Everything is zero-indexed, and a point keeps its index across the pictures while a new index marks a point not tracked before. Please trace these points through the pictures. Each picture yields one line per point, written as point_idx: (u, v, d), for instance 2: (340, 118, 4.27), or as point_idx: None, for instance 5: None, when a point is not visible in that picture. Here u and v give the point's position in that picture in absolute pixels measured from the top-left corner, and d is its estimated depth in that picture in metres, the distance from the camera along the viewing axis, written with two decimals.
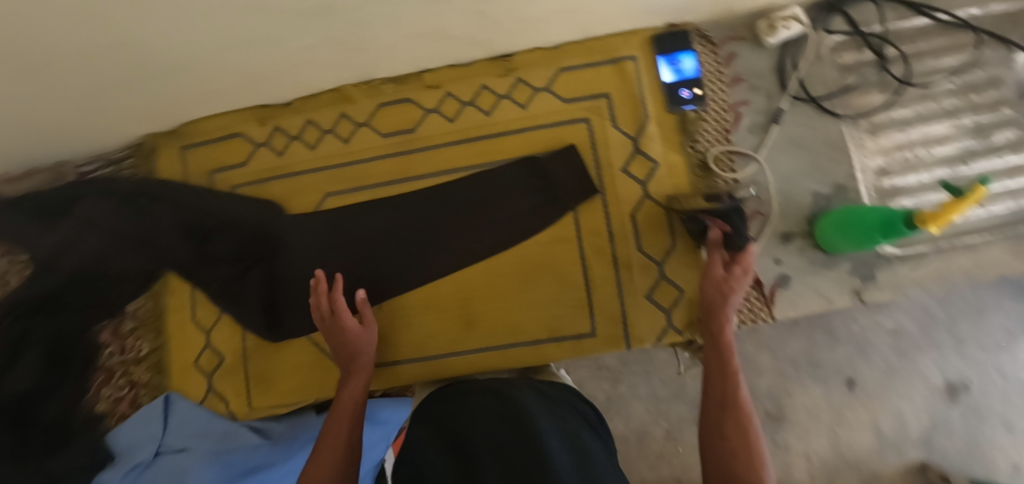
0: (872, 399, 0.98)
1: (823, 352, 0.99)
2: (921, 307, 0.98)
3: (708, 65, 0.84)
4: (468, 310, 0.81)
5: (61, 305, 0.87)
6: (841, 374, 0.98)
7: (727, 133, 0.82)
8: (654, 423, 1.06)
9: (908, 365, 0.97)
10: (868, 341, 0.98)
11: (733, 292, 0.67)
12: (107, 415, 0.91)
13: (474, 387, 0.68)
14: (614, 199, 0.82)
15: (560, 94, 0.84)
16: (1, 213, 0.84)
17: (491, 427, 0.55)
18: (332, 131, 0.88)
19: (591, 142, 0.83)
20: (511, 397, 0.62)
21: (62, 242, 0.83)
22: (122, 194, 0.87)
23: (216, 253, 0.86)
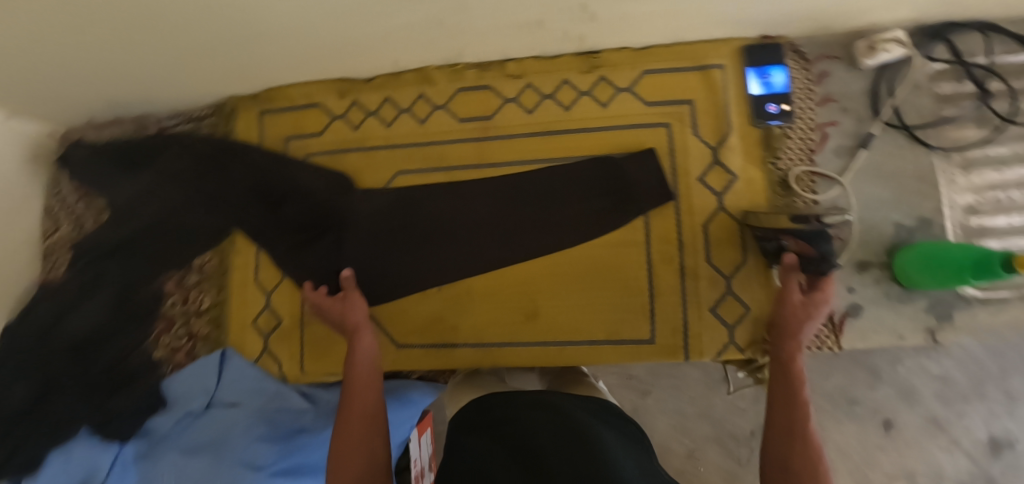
0: (907, 446, 0.94)
1: (861, 391, 0.96)
2: (973, 358, 0.94)
3: (799, 81, 0.82)
4: (529, 304, 0.82)
5: (132, 251, 0.92)
6: (878, 416, 0.96)
7: (812, 153, 0.80)
8: (677, 440, 1.05)
9: (954, 417, 0.94)
10: (911, 385, 0.95)
11: (809, 318, 0.66)
12: (164, 362, 0.94)
13: (527, 397, 0.66)
14: (688, 208, 0.80)
15: (642, 96, 0.83)
16: (97, 159, 0.93)
17: (561, 447, 0.54)
18: (409, 110, 0.89)
19: (670, 148, 0.82)
20: (574, 418, 0.60)
21: (140, 191, 0.91)
22: (205, 152, 0.91)
23: (287, 219, 0.88)
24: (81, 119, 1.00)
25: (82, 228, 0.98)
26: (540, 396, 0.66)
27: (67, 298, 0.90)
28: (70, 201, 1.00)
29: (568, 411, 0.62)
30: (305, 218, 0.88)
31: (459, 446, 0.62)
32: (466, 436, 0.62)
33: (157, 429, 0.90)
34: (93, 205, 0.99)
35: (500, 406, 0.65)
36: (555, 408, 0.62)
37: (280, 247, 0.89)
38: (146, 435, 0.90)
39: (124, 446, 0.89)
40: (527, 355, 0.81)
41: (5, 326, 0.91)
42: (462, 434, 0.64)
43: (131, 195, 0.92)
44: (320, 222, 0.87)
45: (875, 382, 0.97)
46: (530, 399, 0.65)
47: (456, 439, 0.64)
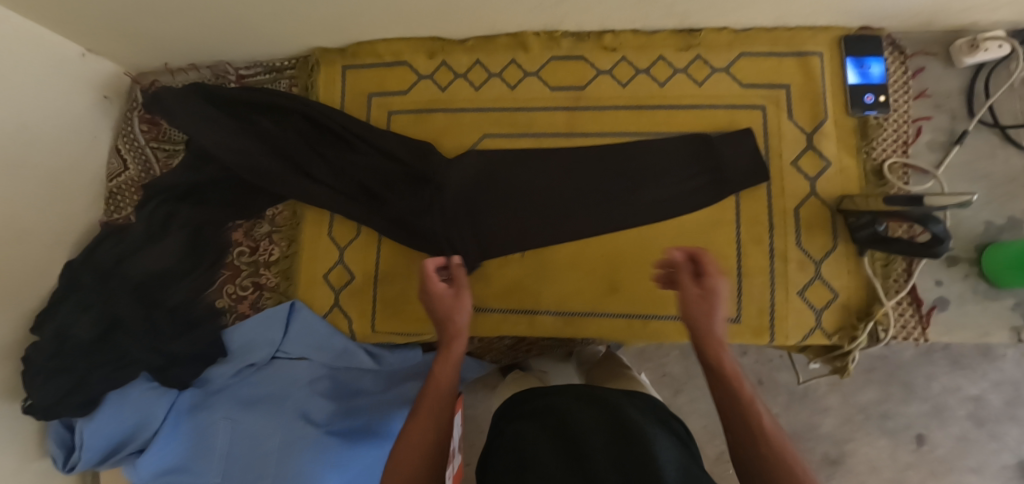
0: (937, 462, 1.14)
1: (895, 406, 1.16)
2: (1010, 384, 1.12)
3: (895, 74, 0.82)
4: (615, 276, 0.81)
5: (212, 198, 0.91)
6: (910, 430, 1.15)
7: (906, 145, 0.80)
8: (711, 441, 1.09)
9: (983, 436, 1.13)
10: (945, 404, 1.14)
11: (716, 310, 0.52)
12: (226, 311, 0.91)
13: (578, 389, 0.63)
14: (779, 191, 0.80)
15: (738, 78, 0.83)
16: (189, 100, 0.87)
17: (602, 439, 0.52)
18: (499, 75, 0.88)
19: (764, 130, 0.82)
20: (624, 415, 0.56)
21: (243, 144, 0.87)
22: (304, 116, 0.89)
23: (390, 191, 0.86)
24: (157, 63, 0.98)
25: (152, 171, 0.98)
26: (588, 389, 0.63)
27: (134, 241, 0.88)
28: (138, 142, 0.98)
29: (617, 407, 0.58)
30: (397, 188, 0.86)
31: (505, 433, 0.60)
32: (514, 422, 0.61)
33: (213, 379, 0.88)
34: (162, 149, 0.98)
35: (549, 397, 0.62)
36: (606, 404, 0.59)
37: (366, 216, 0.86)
38: (203, 384, 0.89)
39: (182, 393, 0.88)
40: (608, 326, 0.80)
41: (67, 263, 0.89)
42: (510, 421, 0.63)
43: (213, 141, 0.86)
44: (415, 196, 0.85)
45: (906, 396, 1.16)
46: (583, 394, 0.62)
47: (503, 427, 0.62)
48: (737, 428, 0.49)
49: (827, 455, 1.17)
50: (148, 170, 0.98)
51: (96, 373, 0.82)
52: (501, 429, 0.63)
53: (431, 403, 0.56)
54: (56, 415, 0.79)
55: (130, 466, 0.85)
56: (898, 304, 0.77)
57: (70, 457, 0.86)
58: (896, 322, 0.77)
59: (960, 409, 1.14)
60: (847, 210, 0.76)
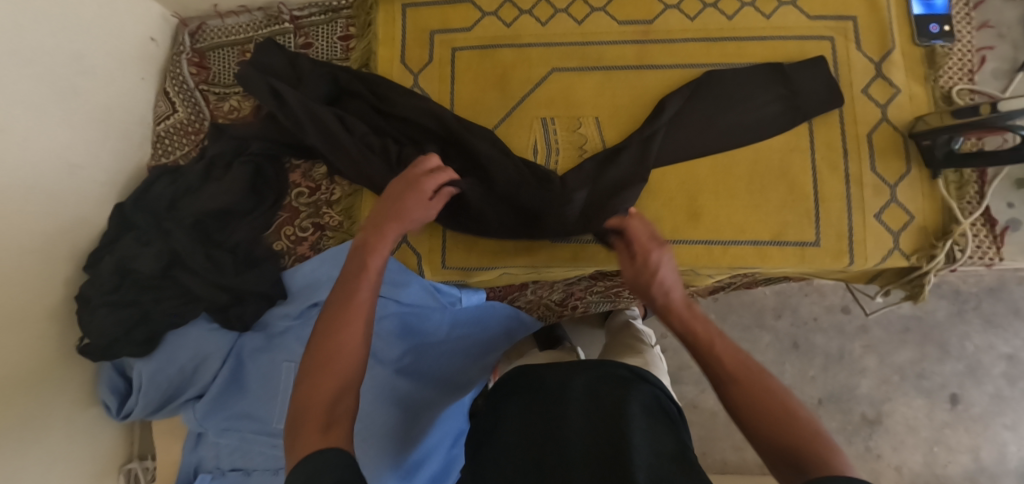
0: (974, 422, 1.14)
1: (931, 365, 1.17)
2: None
3: (957, 6, 0.84)
4: (694, 202, 0.81)
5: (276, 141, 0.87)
6: (946, 389, 1.16)
7: (971, 73, 0.82)
8: None
9: (1018, 394, 1.14)
10: (980, 362, 1.15)
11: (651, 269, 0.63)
12: (284, 254, 0.89)
13: (583, 368, 0.67)
14: (852, 118, 0.81)
15: (806, 10, 0.84)
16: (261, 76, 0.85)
17: (583, 417, 0.60)
18: (566, 11, 0.88)
19: (833, 59, 0.83)
20: (619, 403, 0.60)
21: (314, 120, 0.83)
22: (379, 101, 0.86)
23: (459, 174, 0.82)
24: (207, 6, 0.96)
25: (202, 114, 0.95)
26: (596, 376, 0.65)
27: (190, 180, 0.86)
28: (187, 85, 0.96)
29: (617, 392, 0.62)
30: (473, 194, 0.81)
31: (499, 419, 0.67)
32: (512, 404, 0.67)
33: (274, 322, 0.85)
34: (212, 92, 0.96)
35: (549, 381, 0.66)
36: (597, 390, 0.63)
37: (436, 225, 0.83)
38: (263, 328, 0.85)
39: (242, 336, 0.85)
40: (688, 252, 0.80)
41: (118, 204, 0.86)
42: (506, 400, 0.69)
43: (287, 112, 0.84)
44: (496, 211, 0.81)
45: (941, 356, 1.17)
46: (594, 383, 0.64)
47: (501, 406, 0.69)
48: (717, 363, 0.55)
49: (866, 416, 1.17)
50: (198, 113, 0.95)
51: (159, 308, 0.79)
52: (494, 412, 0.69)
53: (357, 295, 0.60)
54: (117, 354, 0.77)
55: (189, 412, 0.82)
56: (973, 225, 0.78)
57: (124, 403, 0.82)
58: (973, 243, 0.78)
59: (993, 367, 1.15)
60: (920, 131, 0.77)
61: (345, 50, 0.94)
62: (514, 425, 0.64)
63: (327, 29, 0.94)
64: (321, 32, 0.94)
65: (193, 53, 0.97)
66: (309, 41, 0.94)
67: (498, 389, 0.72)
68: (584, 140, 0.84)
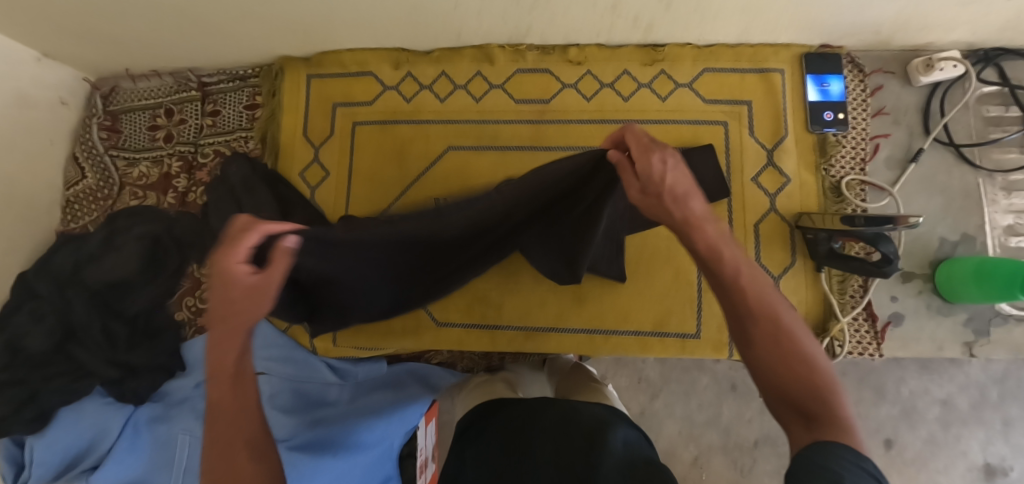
0: (908, 467, 0.97)
1: (867, 409, 0.98)
2: (976, 385, 0.97)
3: (854, 92, 0.83)
4: (578, 289, 0.82)
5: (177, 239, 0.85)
6: (880, 434, 0.98)
7: (864, 162, 0.81)
8: (684, 446, 1.02)
9: (951, 439, 0.96)
10: (915, 407, 0.97)
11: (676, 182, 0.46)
12: (185, 324, 0.92)
13: (552, 404, 0.63)
14: (741, 206, 0.81)
15: (701, 93, 0.84)
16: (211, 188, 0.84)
17: (548, 453, 0.54)
18: (465, 87, 0.88)
19: (725, 146, 0.83)
20: (594, 430, 0.55)
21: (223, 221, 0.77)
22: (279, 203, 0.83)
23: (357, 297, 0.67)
24: (118, 69, 0.96)
25: (111, 180, 0.96)
26: (563, 414, 0.60)
27: (90, 248, 0.83)
28: (96, 150, 0.97)
29: (590, 421, 0.57)
30: (406, 268, 0.61)
31: (461, 469, 0.61)
32: (474, 447, 0.62)
33: (174, 392, 0.88)
34: (122, 157, 0.97)
35: (517, 412, 0.63)
36: (573, 414, 0.59)
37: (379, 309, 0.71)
38: (162, 398, 0.88)
39: (138, 407, 0.86)
40: (570, 340, 0.81)
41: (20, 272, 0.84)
42: (466, 446, 0.64)
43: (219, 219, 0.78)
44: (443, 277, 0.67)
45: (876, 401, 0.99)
46: (561, 423, 0.58)
47: (464, 449, 0.64)
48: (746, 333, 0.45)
49: None
50: (108, 179, 0.96)
51: (47, 388, 0.80)
52: (459, 453, 0.64)
53: (214, 428, 0.46)
54: (7, 432, 0.78)
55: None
56: (854, 319, 0.78)
57: (20, 474, 0.83)
58: (853, 337, 0.78)
59: (927, 411, 0.98)
60: (805, 225, 0.77)
61: (251, 119, 0.94)
62: (478, 462, 0.59)
63: (234, 97, 0.95)
64: (228, 99, 0.95)
65: (105, 115, 0.98)
66: (216, 109, 0.95)
67: (467, 430, 0.67)
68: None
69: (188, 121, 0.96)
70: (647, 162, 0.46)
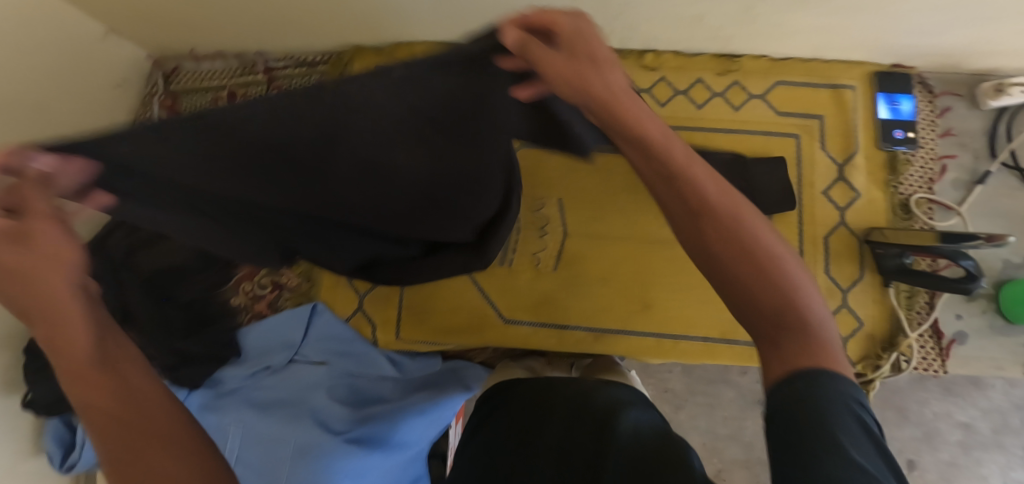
0: None
1: (891, 428, 0.95)
2: (996, 411, 0.94)
3: (923, 112, 0.85)
4: (647, 293, 0.82)
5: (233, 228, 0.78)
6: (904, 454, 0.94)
7: (931, 182, 0.83)
8: (707, 460, 1.01)
9: (971, 464, 0.94)
10: (938, 432, 0.94)
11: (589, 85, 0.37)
12: (242, 310, 0.90)
13: (567, 385, 0.57)
14: (811, 218, 0.82)
15: (774, 105, 0.85)
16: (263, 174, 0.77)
17: (563, 438, 0.49)
18: None
19: (796, 160, 0.84)
20: (608, 412, 0.49)
21: None
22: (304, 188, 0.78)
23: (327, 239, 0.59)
24: (182, 49, 0.95)
25: None
26: (579, 397, 0.53)
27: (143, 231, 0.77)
28: None
29: (608, 402, 0.51)
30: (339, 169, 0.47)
31: (466, 449, 0.57)
32: (483, 431, 0.57)
33: (227, 380, 0.83)
34: None
35: (531, 393, 0.57)
36: (589, 397, 0.53)
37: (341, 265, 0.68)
38: (214, 385, 0.84)
39: (192, 392, 0.83)
40: (637, 344, 0.81)
41: None
42: (472, 431, 0.59)
43: None
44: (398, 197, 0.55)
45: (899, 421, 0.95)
46: (574, 410, 0.51)
47: (472, 431, 0.59)
48: (684, 231, 0.38)
49: None
50: None
51: None
52: (470, 431, 0.59)
53: (85, 397, 0.39)
54: (59, 411, 0.76)
55: None
56: (920, 336, 0.79)
57: (69, 456, 0.81)
58: (918, 354, 0.79)
59: (949, 435, 0.95)
60: (875, 240, 0.78)
61: None
62: (479, 453, 0.54)
63: (300, 83, 0.95)
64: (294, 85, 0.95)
65: (167, 95, 0.99)
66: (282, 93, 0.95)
67: (476, 412, 0.62)
68: (541, 248, 0.83)
69: None
70: (552, 67, 0.37)
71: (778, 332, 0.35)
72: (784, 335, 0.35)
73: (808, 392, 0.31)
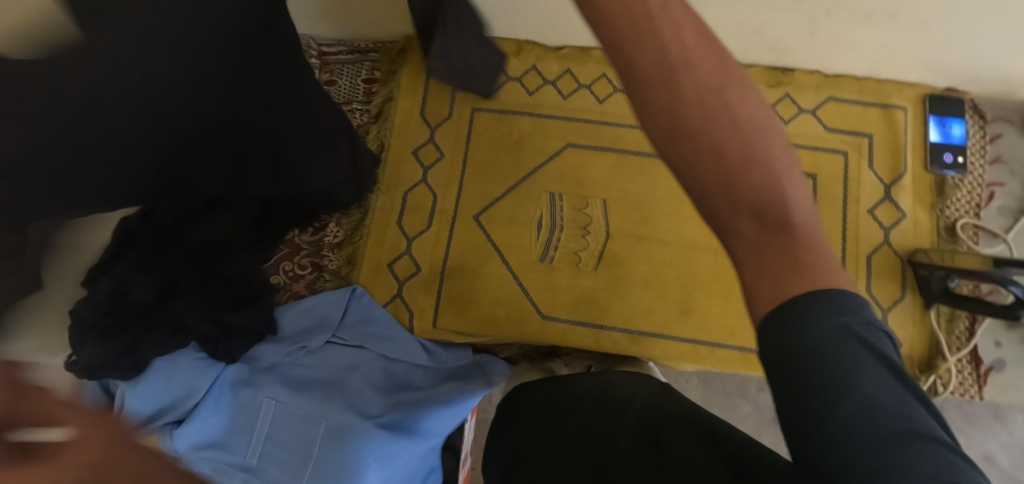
0: None
1: None
2: None
3: (974, 137, 0.85)
4: (686, 298, 0.83)
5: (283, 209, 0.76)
6: None
7: (978, 208, 0.83)
8: None
9: None
10: None
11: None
12: (281, 288, 0.89)
13: (604, 379, 0.57)
14: (855, 236, 0.82)
15: (824, 121, 0.85)
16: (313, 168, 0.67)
17: (587, 419, 0.51)
18: (588, 88, 0.90)
19: (844, 177, 0.84)
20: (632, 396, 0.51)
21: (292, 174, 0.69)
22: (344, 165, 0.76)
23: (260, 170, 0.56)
24: None
25: None
26: (599, 383, 0.55)
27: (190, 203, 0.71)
28: None
29: (628, 388, 0.53)
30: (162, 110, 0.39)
31: (504, 435, 0.57)
32: (519, 421, 0.56)
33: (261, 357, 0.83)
34: None
35: (574, 390, 0.56)
36: (609, 384, 0.55)
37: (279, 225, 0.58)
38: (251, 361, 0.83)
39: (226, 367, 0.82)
40: (674, 348, 0.81)
41: None
42: (506, 425, 0.58)
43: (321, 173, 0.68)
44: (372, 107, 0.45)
45: None
46: (598, 395, 0.53)
47: (507, 421, 0.58)
48: (663, 130, 0.33)
49: None
50: None
51: None
52: (507, 419, 0.58)
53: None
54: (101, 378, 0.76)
55: None
56: (959, 361, 0.79)
57: None
58: (956, 378, 0.79)
59: None
60: (919, 261, 0.78)
61: (367, 92, 0.94)
62: (517, 442, 0.53)
63: (352, 69, 0.95)
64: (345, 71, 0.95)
65: None
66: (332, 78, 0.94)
67: (509, 402, 0.61)
68: (582, 248, 0.84)
69: None
70: None
71: (768, 264, 0.32)
72: (768, 243, 0.32)
73: (801, 338, 0.29)
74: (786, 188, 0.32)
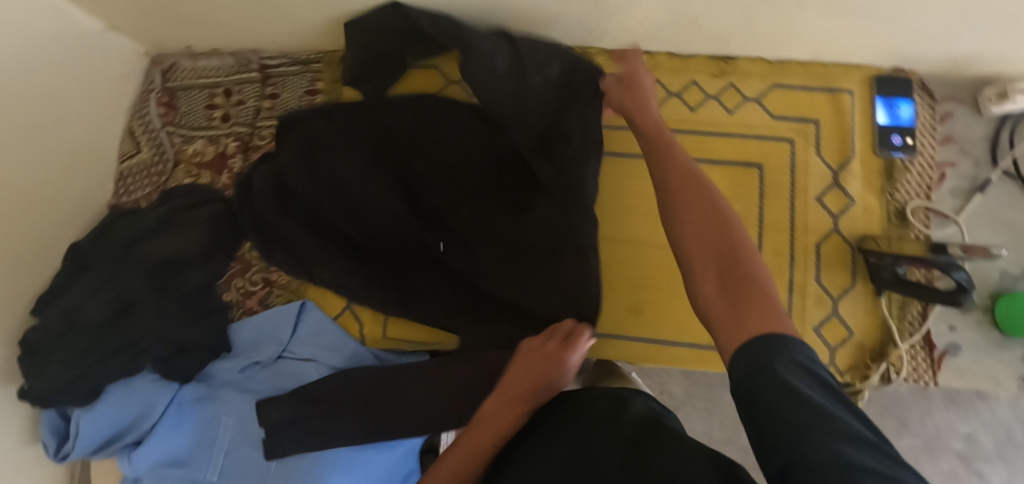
0: None
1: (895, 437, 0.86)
2: None
3: (924, 117, 0.83)
4: (636, 298, 0.82)
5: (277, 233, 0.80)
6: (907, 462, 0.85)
7: (928, 190, 0.81)
8: None
9: None
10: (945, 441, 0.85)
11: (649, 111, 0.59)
12: (233, 305, 0.90)
13: (597, 393, 0.55)
14: (804, 224, 0.81)
15: (769, 109, 0.84)
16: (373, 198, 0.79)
17: (567, 440, 0.49)
18: None
19: (791, 165, 0.82)
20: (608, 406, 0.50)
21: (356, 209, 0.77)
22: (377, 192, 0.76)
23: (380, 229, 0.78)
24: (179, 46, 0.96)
25: (166, 156, 0.97)
26: (580, 402, 0.54)
27: (145, 224, 0.79)
28: (153, 125, 0.98)
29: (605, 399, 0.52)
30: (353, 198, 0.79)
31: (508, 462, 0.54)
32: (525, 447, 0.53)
33: (217, 374, 0.85)
34: (178, 133, 0.98)
35: (573, 408, 0.54)
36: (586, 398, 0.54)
37: (355, 282, 0.80)
38: (206, 379, 0.85)
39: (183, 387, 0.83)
40: (625, 348, 0.81)
41: (74, 246, 0.82)
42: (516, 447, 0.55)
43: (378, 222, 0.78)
44: (478, 238, 0.79)
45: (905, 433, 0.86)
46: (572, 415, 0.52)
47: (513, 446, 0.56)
48: (678, 216, 0.45)
49: None
50: (162, 156, 0.97)
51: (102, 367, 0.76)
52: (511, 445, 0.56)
53: None
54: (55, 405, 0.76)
55: (124, 460, 0.80)
56: (912, 346, 0.78)
57: (63, 446, 0.81)
58: (908, 364, 0.78)
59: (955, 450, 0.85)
60: (869, 249, 0.77)
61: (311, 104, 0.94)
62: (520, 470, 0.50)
63: (295, 80, 0.95)
64: (288, 83, 0.95)
65: (163, 91, 0.98)
66: (276, 92, 0.95)
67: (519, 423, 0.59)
68: None
69: (246, 103, 0.97)
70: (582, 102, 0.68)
71: (735, 309, 0.38)
72: (735, 294, 0.39)
73: (764, 359, 0.33)
74: (744, 252, 0.41)
